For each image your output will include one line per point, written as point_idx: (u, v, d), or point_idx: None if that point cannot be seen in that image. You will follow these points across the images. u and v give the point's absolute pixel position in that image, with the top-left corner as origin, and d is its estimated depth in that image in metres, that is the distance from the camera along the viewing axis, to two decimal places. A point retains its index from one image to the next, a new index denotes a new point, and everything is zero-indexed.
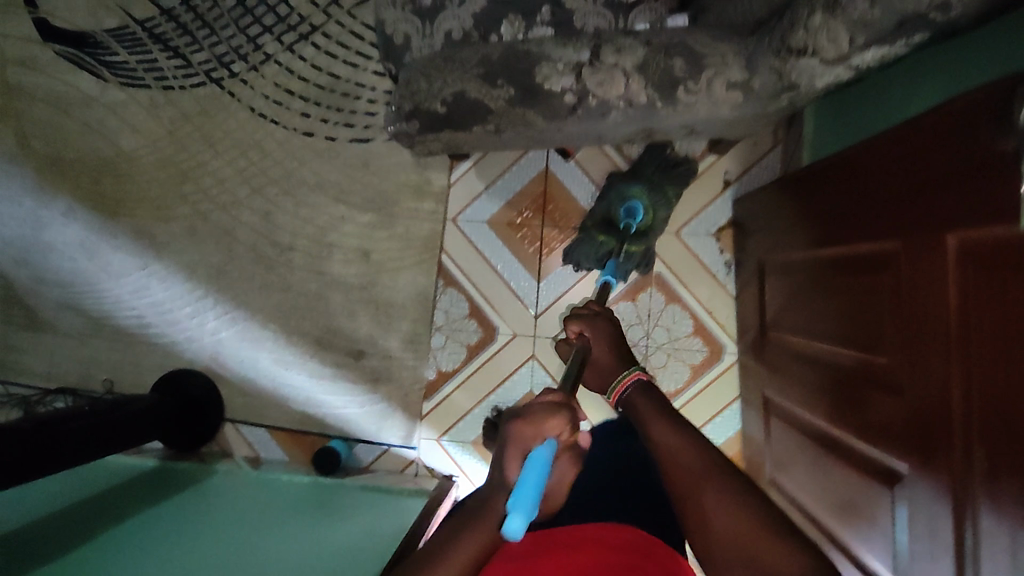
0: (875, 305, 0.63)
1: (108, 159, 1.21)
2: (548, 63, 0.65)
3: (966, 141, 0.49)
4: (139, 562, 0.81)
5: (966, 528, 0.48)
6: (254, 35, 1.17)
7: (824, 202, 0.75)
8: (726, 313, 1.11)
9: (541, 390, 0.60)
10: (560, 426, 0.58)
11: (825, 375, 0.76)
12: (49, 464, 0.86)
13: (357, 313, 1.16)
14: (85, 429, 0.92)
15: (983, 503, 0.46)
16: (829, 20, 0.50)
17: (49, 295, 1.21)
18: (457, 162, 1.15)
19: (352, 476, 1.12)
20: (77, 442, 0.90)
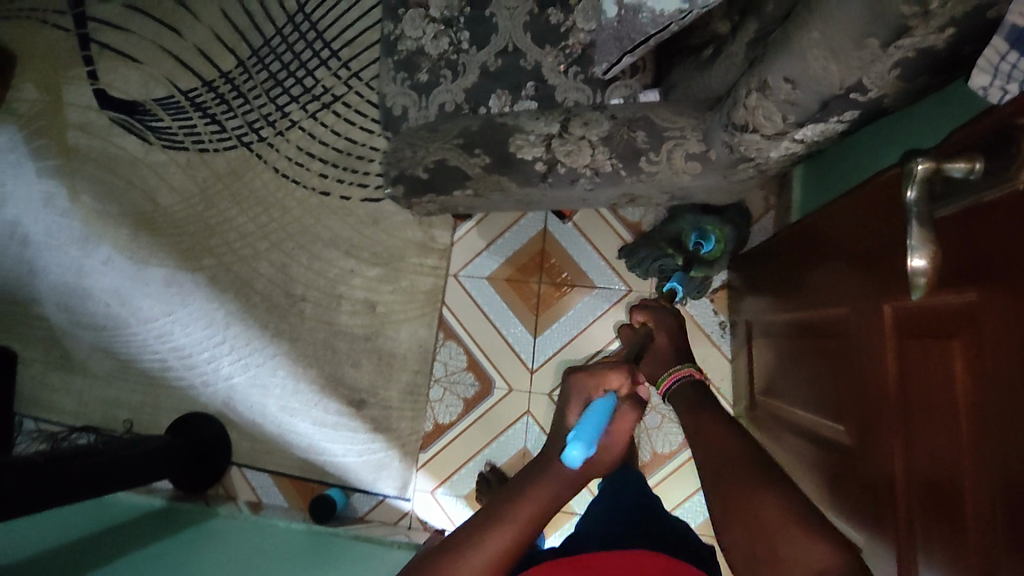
0: (834, 369, 0.64)
1: (146, 213, 1.32)
2: (521, 134, 0.70)
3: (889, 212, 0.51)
4: None
5: None
6: (282, 103, 1.28)
7: (795, 265, 0.77)
8: (722, 375, 1.10)
9: (605, 377, 0.57)
10: None
11: (801, 437, 0.76)
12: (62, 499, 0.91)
13: (361, 362, 1.20)
14: (97, 466, 0.97)
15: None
16: (762, 100, 0.54)
17: (84, 337, 1.31)
18: (460, 221, 1.21)
19: (346, 524, 1.13)
20: (93, 472, 0.96)
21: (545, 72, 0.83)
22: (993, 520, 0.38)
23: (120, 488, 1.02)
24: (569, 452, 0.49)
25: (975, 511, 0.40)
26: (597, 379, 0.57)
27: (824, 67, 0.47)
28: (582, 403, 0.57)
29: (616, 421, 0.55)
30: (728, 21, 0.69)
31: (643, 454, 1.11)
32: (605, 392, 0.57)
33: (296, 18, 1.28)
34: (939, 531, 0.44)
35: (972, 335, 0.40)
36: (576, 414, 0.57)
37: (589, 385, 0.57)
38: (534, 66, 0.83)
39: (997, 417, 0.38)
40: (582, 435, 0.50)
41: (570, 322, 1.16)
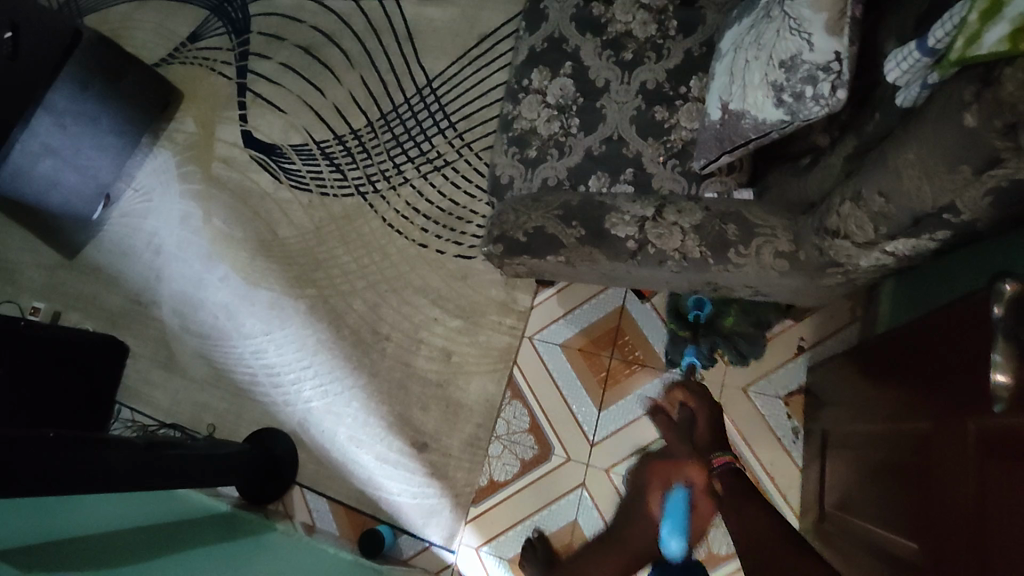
0: (911, 488, 0.62)
1: (264, 241, 1.48)
2: (618, 214, 0.77)
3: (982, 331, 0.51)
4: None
5: None
6: (400, 162, 1.42)
7: (877, 378, 0.77)
8: (790, 483, 1.06)
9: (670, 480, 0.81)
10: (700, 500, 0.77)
11: (871, 558, 0.72)
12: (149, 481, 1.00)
13: (429, 407, 1.25)
14: (183, 457, 1.07)
15: None
16: (855, 209, 0.57)
17: (190, 343, 1.45)
18: (542, 287, 1.27)
19: (389, 563, 1.16)
20: (171, 470, 1.04)
21: (645, 161, 0.90)
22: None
23: (196, 484, 1.10)
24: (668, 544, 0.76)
25: None
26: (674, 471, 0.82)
27: (918, 187, 0.51)
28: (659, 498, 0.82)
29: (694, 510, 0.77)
30: (827, 135, 0.74)
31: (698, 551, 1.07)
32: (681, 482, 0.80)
33: (424, 92, 1.44)
34: None
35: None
36: (660, 506, 0.81)
37: (669, 477, 0.82)
38: (635, 155, 0.90)
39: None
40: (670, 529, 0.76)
41: (635, 401, 1.17)
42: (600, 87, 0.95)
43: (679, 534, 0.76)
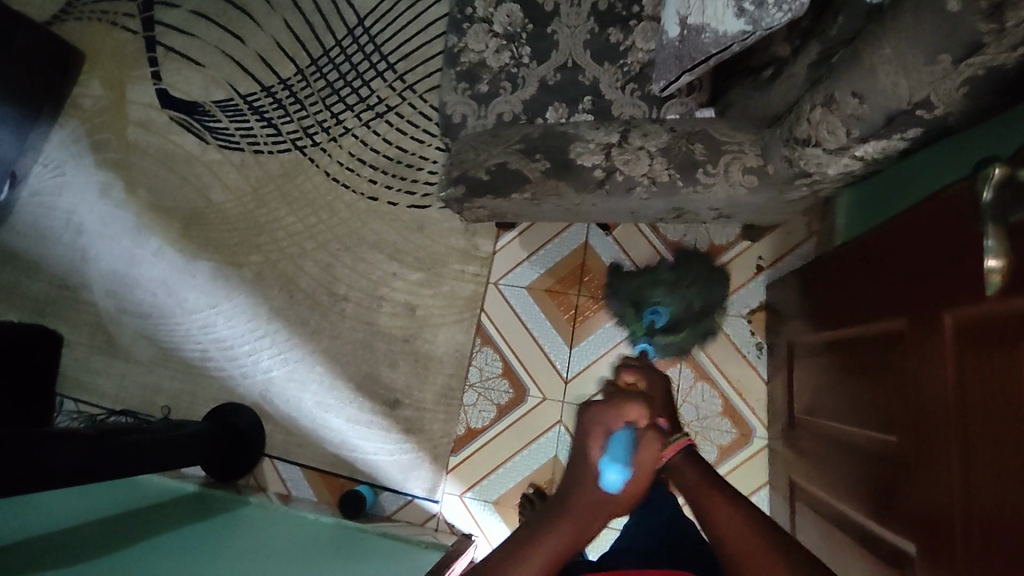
0: (885, 385, 0.65)
1: (197, 209, 1.37)
2: (581, 143, 0.73)
3: (953, 225, 0.53)
4: (161, 564, 0.87)
5: None
6: (337, 111, 1.34)
7: (844, 285, 0.78)
8: (757, 397, 1.10)
9: (621, 410, 0.58)
10: (647, 447, 0.56)
11: (847, 455, 0.75)
12: (110, 471, 0.95)
13: (398, 363, 1.22)
14: (142, 442, 1.02)
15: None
16: (827, 114, 0.56)
17: (129, 324, 1.35)
18: (502, 231, 1.24)
19: (374, 522, 1.14)
20: (129, 456, 0.98)
21: (602, 87, 0.86)
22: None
23: (161, 467, 1.06)
24: (606, 476, 0.54)
25: None
26: (613, 411, 0.59)
27: (894, 83, 0.50)
28: (601, 439, 0.56)
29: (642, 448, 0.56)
30: (788, 44, 0.72)
31: None
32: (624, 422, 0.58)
33: (357, 32, 1.34)
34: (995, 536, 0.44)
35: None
36: (597, 448, 0.56)
37: (606, 417, 0.58)
38: (592, 81, 0.87)
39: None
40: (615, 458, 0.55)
41: (605, 335, 1.18)
42: (549, 11, 0.90)
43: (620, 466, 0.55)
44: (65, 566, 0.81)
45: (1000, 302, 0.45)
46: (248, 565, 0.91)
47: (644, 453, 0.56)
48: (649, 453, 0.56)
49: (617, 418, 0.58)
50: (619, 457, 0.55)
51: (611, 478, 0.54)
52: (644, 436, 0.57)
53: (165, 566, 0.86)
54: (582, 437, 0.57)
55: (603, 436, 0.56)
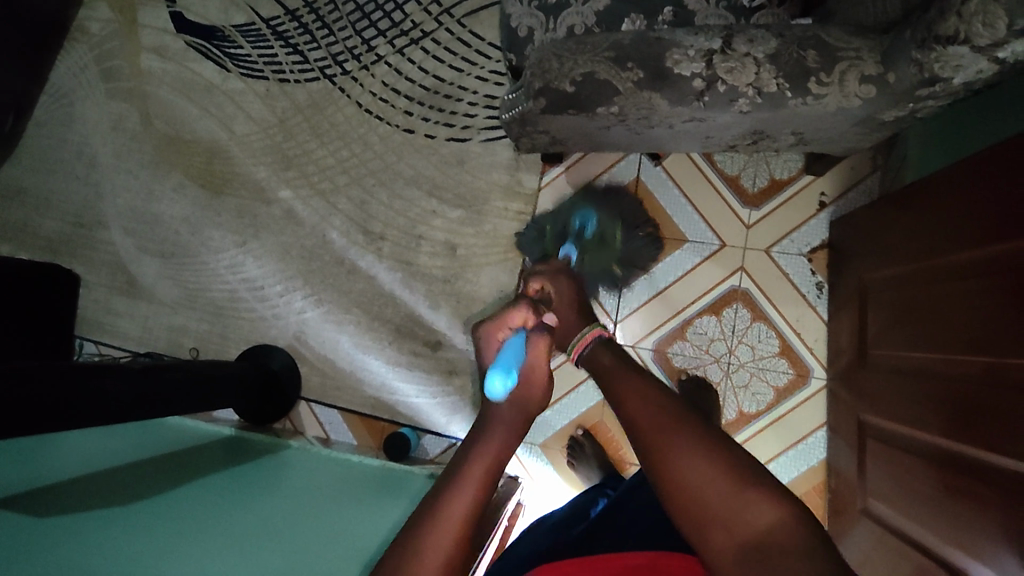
0: (1008, 311, 0.62)
1: (220, 142, 1.30)
2: (679, 49, 0.67)
3: None
4: (211, 508, 0.85)
5: None
6: (369, 37, 1.25)
7: (948, 211, 0.74)
8: (817, 336, 1.06)
9: (506, 319, 0.67)
10: (537, 345, 0.67)
11: (939, 387, 0.73)
12: (150, 411, 0.91)
13: (439, 304, 1.17)
14: (181, 382, 0.97)
15: None
16: (988, 3, 0.51)
17: (150, 264, 1.29)
18: (548, 166, 1.17)
19: (419, 464, 1.11)
20: (169, 398, 0.94)
21: None
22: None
23: (198, 409, 1.02)
24: (491, 387, 0.63)
25: None
26: (501, 320, 0.67)
27: None
28: (495, 345, 0.67)
29: (531, 348, 0.67)
30: None
31: (727, 412, 1.07)
32: (512, 329, 0.67)
33: None
34: None
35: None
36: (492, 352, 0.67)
37: (494, 330, 0.67)
38: None
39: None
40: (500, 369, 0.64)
41: (658, 275, 1.12)
42: None
43: (502, 373, 0.63)
44: (106, 506, 0.79)
45: None
46: (292, 511, 0.88)
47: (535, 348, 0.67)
48: (539, 351, 0.67)
49: (502, 327, 0.67)
50: (505, 365, 0.64)
51: (494, 386, 0.63)
52: (532, 340, 0.67)
53: (217, 510, 0.85)
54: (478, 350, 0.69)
55: (496, 347, 0.67)
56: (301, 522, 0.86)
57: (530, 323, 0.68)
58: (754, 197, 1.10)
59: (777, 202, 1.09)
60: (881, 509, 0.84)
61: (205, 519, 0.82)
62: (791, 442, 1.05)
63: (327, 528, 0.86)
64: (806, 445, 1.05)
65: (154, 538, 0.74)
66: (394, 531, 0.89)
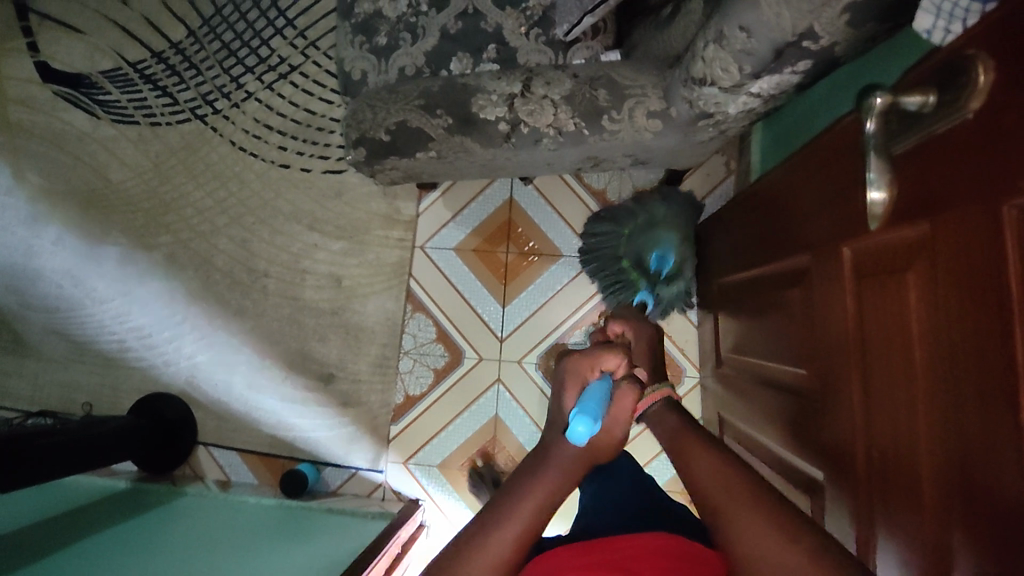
0: (793, 317, 0.65)
1: (96, 190, 1.27)
2: (483, 94, 0.70)
3: (844, 155, 0.52)
4: (97, 564, 0.84)
5: (876, 546, 0.49)
6: (237, 74, 1.24)
7: (755, 222, 0.78)
8: (687, 338, 1.11)
9: (600, 358, 0.57)
10: (623, 398, 0.56)
11: (760, 387, 0.77)
12: (30, 476, 0.89)
13: (328, 337, 1.19)
14: (63, 443, 0.95)
15: (886, 537, 0.48)
16: (718, 50, 0.55)
17: (35, 321, 1.26)
18: (425, 192, 1.20)
19: (317, 498, 1.12)
20: (49, 460, 0.92)
21: (506, 34, 0.83)
22: (949, 455, 0.39)
23: (85, 467, 1.00)
24: (575, 429, 0.50)
25: (930, 454, 0.42)
26: (592, 361, 0.57)
27: (777, 14, 0.49)
28: (577, 387, 0.56)
29: (617, 399, 0.56)
30: None
31: None
32: (601, 373, 0.57)
33: None
34: (897, 482, 0.46)
35: (931, 265, 0.41)
36: (572, 398, 0.56)
37: (583, 367, 0.57)
38: (495, 29, 0.83)
39: (958, 355, 0.38)
40: (587, 410, 0.50)
41: (538, 290, 1.16)
42: None
43: (590, 416, 0.50)
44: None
45: (886, 231, 0.45)
46: (187, 558, 0.87)
47: (619, 402, 0.56)
48: (624, 406, 0.56)
49: (593, 367, 0.57)
50: (593, 409, 0.51)
51: (578, 429, 0.49)
52: (620, 388, 0.56)
53: (102, 565, 0.83)
54: (556, 392, 0.57)
55: (578, 391, 0.55)
56: (190, 569, 0.85)
57: (621, 370, 0.58)
58: None
59: None
60: None
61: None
62: None
63: (217, 572, 0.85)
64: None
65: None
66: (291, 566, 0.89)
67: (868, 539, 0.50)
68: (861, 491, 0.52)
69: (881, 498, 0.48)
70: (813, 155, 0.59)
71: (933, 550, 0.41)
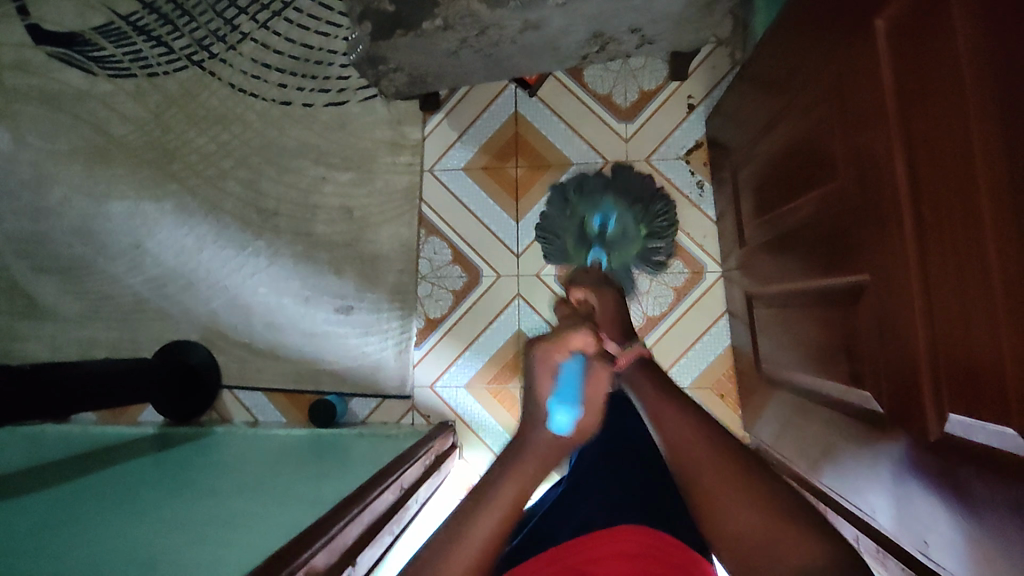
0: (821, 137, 0.65)
1: (100, 147, 1.26)
2: None
3: None
4: (133, 482, 0.83)
5: (933, 313, 0.48)
6: (230, 17, 1.23)
7: (771, 70, 0.77)
8: (705, 233, 1.09)
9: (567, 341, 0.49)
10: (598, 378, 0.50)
11: (788, 235, 0.76)
12: (63, 405, 0.87)
13: (344, 269, 1.18)
14: (93, 376, 0.93)
15: (942, 297, 0.47)
16: None
17: (48, 281, 1.24)
18: (429, 115, 1.19)
19: (347, 427, 1.11)
20: (80, 391, 0.91)
21: None
22: (1011, 158, 0.38)
23: (117, 400, 0.98)
24: (555, 419, 0.48)
25: (987, 175, 0.41)
26: (557, 345, 0.49)
27: None
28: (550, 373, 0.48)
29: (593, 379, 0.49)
30: None
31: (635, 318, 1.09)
32: (570, 353, 0.49)
33: None
34: (952, 230, 0.45)
35: None
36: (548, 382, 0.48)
37: (551, 351, 0.49)
38: None
39: (1011, 46, 0.37)
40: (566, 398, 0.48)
41: None
42: None
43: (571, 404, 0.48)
44: (19, 496, 0.73)
45: None
46: (204, 484, 0.84)
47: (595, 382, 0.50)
48: (603, 385, 0.51)
49: (562, 349, 0.49)
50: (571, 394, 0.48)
51: (559, 418, 0.47)
52: (596, 366, 0.50)
53: (138, 483, 0.83)
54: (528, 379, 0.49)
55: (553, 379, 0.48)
56: (225, 486, 0.83)
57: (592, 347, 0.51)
58: (627, 111, 1.13)
59: (649, 112, 1.13)
60: (774, 370, 0.87)
61: (122, 491, 0.79)
62: (697, 337, 1.08)
63: (252, 486, 0.84)
64: (709, 338, 1.08)
65: (64, 521, 0.70)
66: (326, 480, 0.87)
67: (923, 311, 0.49)
68: (910, 268, 0.50)
69: (934, 259, 0.47)
70: None
71: (1000, 279, 0.40)
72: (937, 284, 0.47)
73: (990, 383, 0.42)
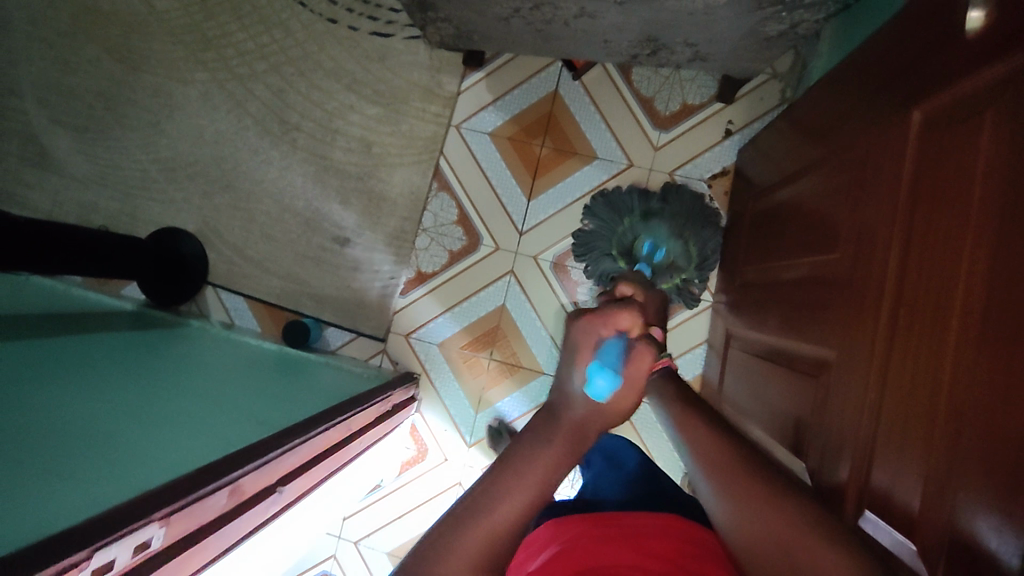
0: (835, 204, 0.64)
1: (139, 16, 1.24)
2: None
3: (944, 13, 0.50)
4: (104, 352, 0.86)
5: (881, 410, 0.49)
6: None
7: (807, 124, 0.76)
8: None
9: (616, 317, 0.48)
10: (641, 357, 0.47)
11: (779, 288, 0.76)
12: (59, 266, 0.90)
13: (350, 201, 1.18)
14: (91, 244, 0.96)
15: (892, 397, 0.48)
16: None
17: (60, 136, 1.24)
18: (470, 71, 1.17)
19: (316, 353, 1.14)
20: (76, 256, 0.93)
21: None
22: (992, 287, 0.39)
23: (106, 271, 1.01)
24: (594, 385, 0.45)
25: (965, 297, 0.41)
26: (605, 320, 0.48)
27: None
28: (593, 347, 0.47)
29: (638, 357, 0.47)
30: None
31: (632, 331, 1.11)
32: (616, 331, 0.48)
33: None
34: (920, 337, 0.45)
35: (1015, 96, 0.39)
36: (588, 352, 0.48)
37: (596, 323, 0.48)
38: None
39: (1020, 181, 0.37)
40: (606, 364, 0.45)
41: (567, 189, 1.14)
42: None
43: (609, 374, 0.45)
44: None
45: (977, 79, 0.44)
46: (164, 367, 0.86)
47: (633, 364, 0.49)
48: (644, 363, 0.47)
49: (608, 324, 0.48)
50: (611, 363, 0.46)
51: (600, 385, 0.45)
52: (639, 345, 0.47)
53: (108, 354, 0.86)
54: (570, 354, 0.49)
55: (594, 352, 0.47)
56: (190, 374, 0.86)
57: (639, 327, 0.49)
58: (665, 119, 1.12)
59: (684, 127, 1.11)
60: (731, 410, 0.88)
61: (91, 357, 0.82)
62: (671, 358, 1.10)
63: (214, 382, 0.87)
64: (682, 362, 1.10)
65: (33, 360, 0.73)
66: (282, 399, 0.90)
67: (874, 405, 0.50)
68: (874, 362, 0.51)
69: (897, 360, 0.48)
70: (903, 26, 0.56)
71: (946, 398, 0.41)
72: (891, 383, 0.48)
73: (917, 492, 0.43)
